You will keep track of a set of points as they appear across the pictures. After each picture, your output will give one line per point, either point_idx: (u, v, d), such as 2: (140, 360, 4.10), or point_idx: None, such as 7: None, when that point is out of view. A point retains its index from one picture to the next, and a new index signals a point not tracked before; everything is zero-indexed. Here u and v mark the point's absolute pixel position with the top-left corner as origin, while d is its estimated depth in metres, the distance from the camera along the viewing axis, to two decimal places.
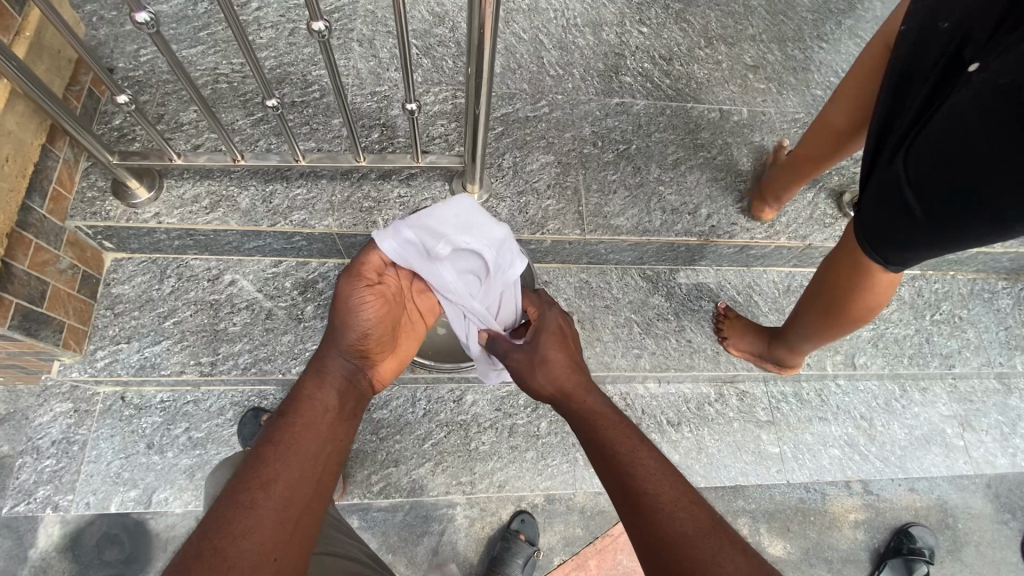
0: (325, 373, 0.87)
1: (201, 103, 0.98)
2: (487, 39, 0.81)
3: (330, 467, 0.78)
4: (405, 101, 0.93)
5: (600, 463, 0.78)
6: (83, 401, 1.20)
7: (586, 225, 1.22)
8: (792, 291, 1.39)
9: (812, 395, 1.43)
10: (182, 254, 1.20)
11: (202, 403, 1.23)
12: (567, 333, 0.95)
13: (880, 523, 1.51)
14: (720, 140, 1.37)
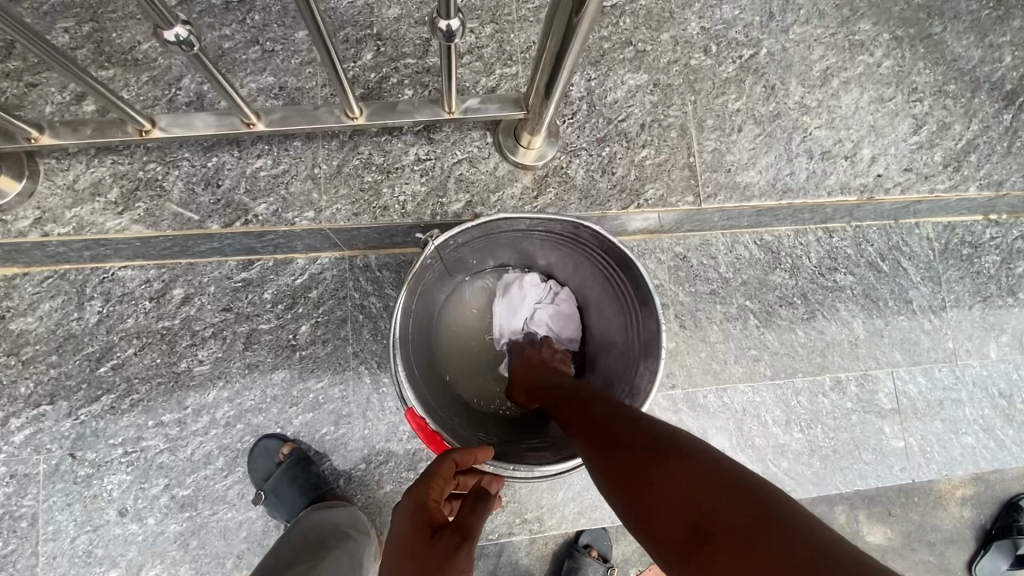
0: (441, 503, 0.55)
1: (52, 58, 0.53)
2: None
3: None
4: (439, 19, 0.51)
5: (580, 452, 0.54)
6: (19, 463, 0.80)
7: (701, 186, 0.81)
8: (950, 250, 1.04)
9: (946, 373, 1.05)
10: (103, 263, 0.82)
11: (182, 451, 0.82)
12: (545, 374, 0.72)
13: (990, 498, 1.31)
14: (886, 34, 0.91)
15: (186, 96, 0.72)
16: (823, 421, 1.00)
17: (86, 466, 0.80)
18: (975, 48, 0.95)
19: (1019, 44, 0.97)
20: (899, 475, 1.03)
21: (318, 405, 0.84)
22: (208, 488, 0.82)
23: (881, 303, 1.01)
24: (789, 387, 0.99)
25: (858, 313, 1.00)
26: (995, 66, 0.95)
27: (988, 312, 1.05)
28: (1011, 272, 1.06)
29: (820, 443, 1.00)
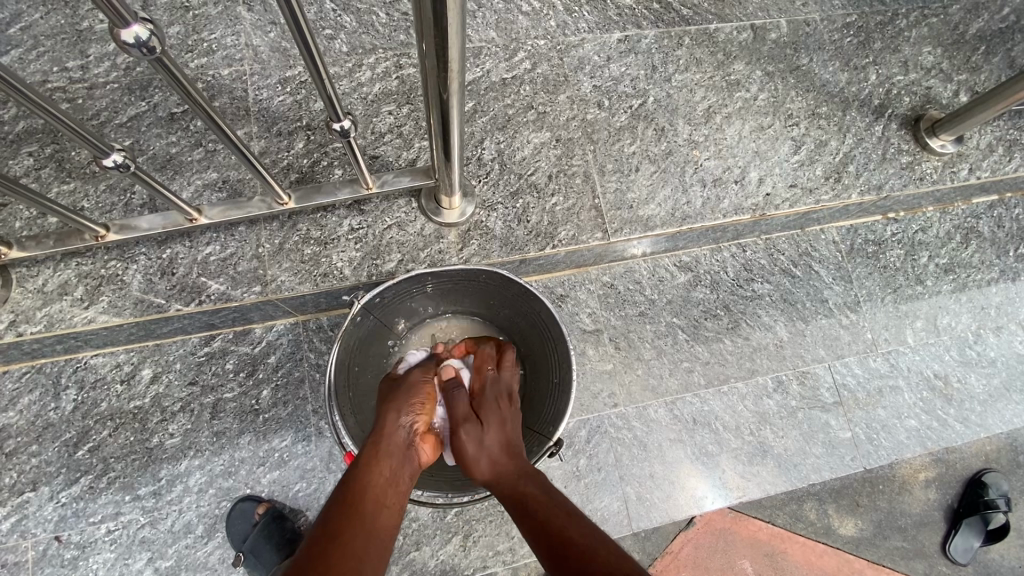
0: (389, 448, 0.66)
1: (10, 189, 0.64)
2: (427, 25, 0.50)
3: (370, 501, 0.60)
4: (332, 119, 0.66)
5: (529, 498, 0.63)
6: (5, 553, 0.84)
7: (608, 224, 0.92)
8: (856, 250, 1.14)
9: (878, 361, 1.13)
10: (76, 353, 0.89)
11: (161, 524, 0.87)
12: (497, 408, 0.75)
13: (953, 476, 1.22)
14: (759, 70, 1.04)
15: (140, 199, 0.82)
16: (770, 422, 1.07)
17: (73, 548, 0.85)
18: (841, 71, 1.06)
19: (881, 64, 1.09)
20: (844, 463, 1.09)
21: (284, 463, 0.91)
22: (189, 556, 0.87)
23: (799, 305, 1.10)
24: (729, 397, 1.06)
25: (779, 317, 1.09)
26: (863, 84, 1.07)
27: (900, 302, 1.14)
28: (915, 264, 1.16)
29: (765, 442, 1.06)
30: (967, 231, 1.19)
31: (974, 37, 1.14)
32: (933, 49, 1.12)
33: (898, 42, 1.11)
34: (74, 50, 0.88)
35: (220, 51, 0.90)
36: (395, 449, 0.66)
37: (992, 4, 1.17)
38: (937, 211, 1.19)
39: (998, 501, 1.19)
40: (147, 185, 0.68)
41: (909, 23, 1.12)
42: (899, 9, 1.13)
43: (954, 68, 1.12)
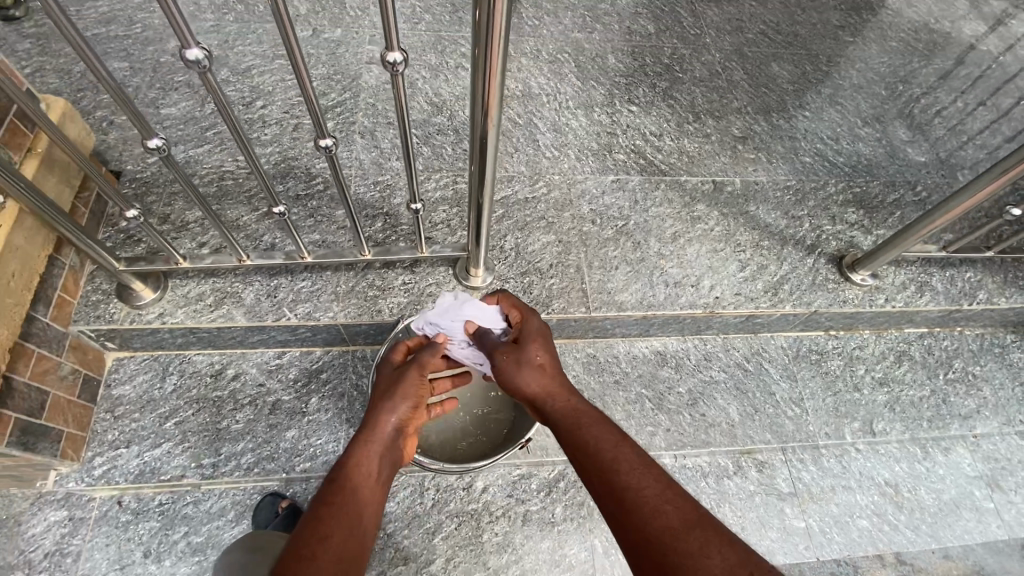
0: (371, 442, 0.81)
1: (208, 214, 1.03)
2: (485, 150, 0.86)
3: (354, 491, 0.74)
4: (411, 202, 1.02)
5: (587, 434, 0.76)
6: (79, 507, 1.06)
7: (591, 302, 1.22)
8: (801, 357, 1.38)
9: (829, 461, 1.31)
10: (184, 350, 1.19)
11: (202, 504, 1.08)
12: (552, 348, 0.90)
13: None
14: (717, 212, 1.40)
15: (265, 245, 1.19)
16: (729, 499, 1.23)
17: (128, 513, 1.06)
18: (781, 219, 1.41)
19: (814, 216, 1.44)
20: (796, 548, 1.22)
21: (316, 457, 1.13)
22: (217, 536, 1.06)
23: (751, 395, 1.32)
24: (687, 463, 1.25)
25: (733, 402, 1.31)
26: (798, 228, 1.41)
27: (840, 404, 1.35)
28: (854, 374, 1.38)
29: (723, 516, 1.22)
30: (900, 353, 1.42)
31: (891, 204, 1.50)
32: (856, 210, 1.47)
33: (827, 203, 1.47)
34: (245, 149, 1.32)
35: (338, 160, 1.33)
36: (385, 450, 0.82)
37: (905, 185, 1.55)
38: (873, 334, 1.44)
39: None
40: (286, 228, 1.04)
41: (837, 191, 1.50)
42: (830, 181, 1.52)
43: (874, 225, 1.45)
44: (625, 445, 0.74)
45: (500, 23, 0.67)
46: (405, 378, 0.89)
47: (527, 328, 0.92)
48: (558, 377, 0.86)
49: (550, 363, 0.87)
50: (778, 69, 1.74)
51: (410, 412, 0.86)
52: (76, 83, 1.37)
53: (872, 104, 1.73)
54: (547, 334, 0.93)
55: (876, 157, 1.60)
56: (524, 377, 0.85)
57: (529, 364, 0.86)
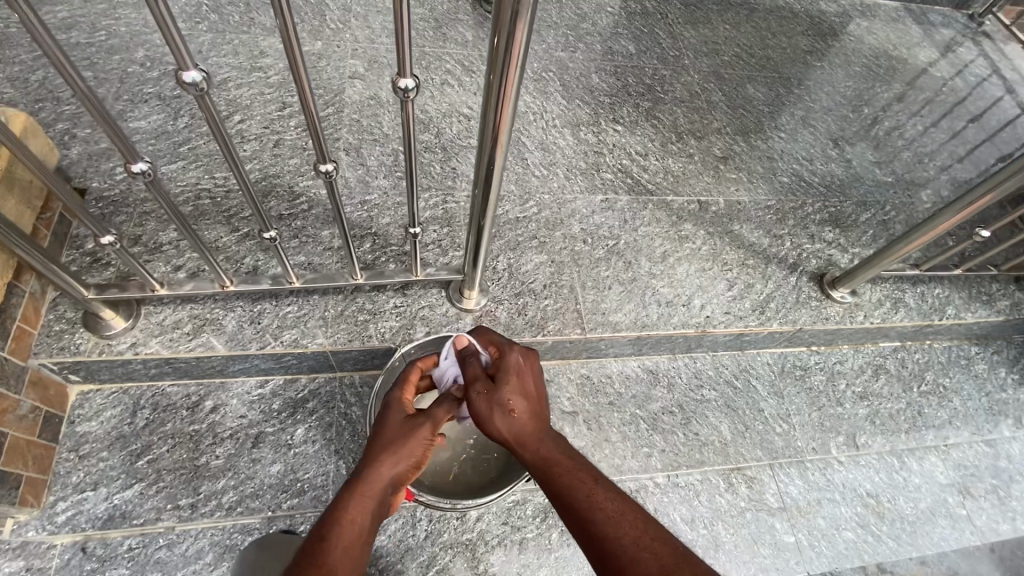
0: (364, 497, 0.77)
1: (192, 238, 0.97)
2: (492, 176, 0.84)
3: (339, 553, 0.72)
4: (410, 226, 0.99)
5: (563, 483, 0.74)
6: (36, 558, 0.96)
7: (586, 323, 1.21)
8: (786, 373, 1.41)
9: (814, 474, 1.34)
10: (157, 381, 1.11)
11: (177, 549, 1.00)
12: (529, 383, 0.84)
13: None
14: (703, 231, 1.42)
15: (247, 267, 1.13)
16: (721, 516, 1.24)
17: (93, 562, 0.97)
18: (764, 237, 1.45)
19: (794, 235, 1.48)
20: (788, 564, 1.23)
21: (303, 492, 1.07)
22: None
23: (740, 412, 1.34)
24: (681, 482, 1.25)
25: (724, 420, 1.32)
26: (780, 247, 1.44)
27: (824, 418, 1.38)
28: (836, 388, 1.42)
29: (717, 535, 1.22)
30: (877, 367, 1.47)
31: (863, 223, 1.56)
32: (833, 229, 1.52)
33: (806, 222, 1.51)
34: (222, 165, 1.25)
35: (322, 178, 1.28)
36: (376, 506, 0.78)
37: (876, 204, 1.62)
38: (851, 349, 1.49)
39: None
40: (275, 252, 0.99)
41: (815, 210, 1.55)
42: (807, 200, 1.57)
43: (850, 243, 1.51)
44: (599, 492, 0.72)
45: (521, 47, 0.65)
46: (414, 429, 0.83)
47: (504, 361, 0.85)
48: (532, 418, 0.81)
49: (529, 403, 0.82)
50: (753, 91, 1.80)
51: (410, 469, 0.82)
52: (33, 93, 1.27)
53: (841, 126, 1.80)
54: (528, 368, 0.86)
55: (848, 177, 1.66)
56: (496, 425, 0.80)
57: (500, 407, 0.80)
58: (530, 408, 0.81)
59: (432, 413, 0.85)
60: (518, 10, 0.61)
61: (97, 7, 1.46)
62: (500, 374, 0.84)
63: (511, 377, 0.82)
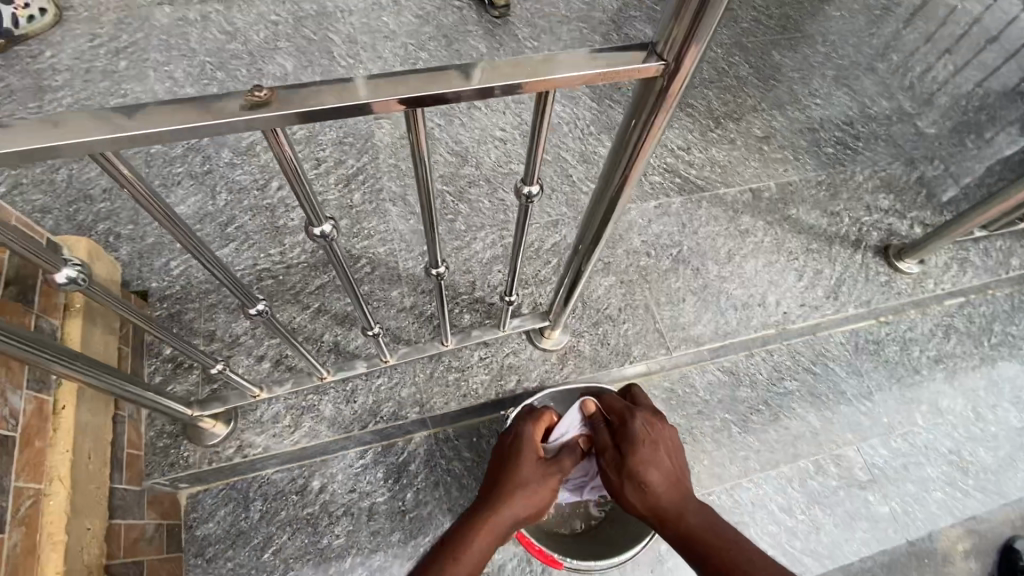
0: (495, 524, 0.85)
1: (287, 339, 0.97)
2: (600, 237, 0.87)
3: (472, 570, 0.79)
4: (506, 292, 1.02)
5: (706, 552, 0.80)
6: None
7: (670, 342, 1.21)
8: (860, 349, 1.42)
9: (899, 442, 1.36)
10: (261, 469, 1.11)
11: None
12: (657, 447, 0.91)
13: None
14: (761, 221, 1.39)
15: (328, 344, 1.11)
16: (819, 501, 1.27)
17: None
18: (822, 217, 1.42)
19: (850, 208, 1.45)
20: (889, 536, 1.27)
21: None
22: None
23: (823, 398, 1.35)
24: (779, 477, 1.27)
25: (809, 408, 1.33)
26: (840, 224, 1.42)
27: (904, 388, 1.40)
28: (910, 356, 1.43)
29: (820, 521, 1.26)
30: (947, 328, 1.48)
31: (915, 183, 1.53)
32: (887, 195, 1.50)
33: (860, 192, 1.49)
34: (275, 239, 1.21)
35: (377, 235, 1.25)
36: (500, 535, 0.85)
37: (924, 160, 1.58)
38: (918, 313, 1.49)
39: None
40: (375, 342, 1.02)
41: (865, 178, 1.52)
42: (856, 168, 1.53)
43: (905, 207, 1.48)
44: (746, 558, 0.77)
45: (651, 142, 0.67)
46: (546, 473, 0.91)
47: (631, 429, 0.92)
48: (665, 488, 0.88)
49: (658, 470, 0.89)
50: (780, 57, 1.74)
51: (532, 511, 0.89)
52: (64, 195, 1.22)
53: (873, 79, 1.75)
54: (653, 434, 0.92)
55: (891, 135, 1.62)
56: (632, 495, 0.88)
57: (631, 477, 0.88)
58: (663, 477, 0.88)
59: (560, 463, 0.94)
60: (657, 118, 0.63)
61: (99, 85, 1.38)
62: (629, 442, 0.91)
63: (641, 447, 0.89)
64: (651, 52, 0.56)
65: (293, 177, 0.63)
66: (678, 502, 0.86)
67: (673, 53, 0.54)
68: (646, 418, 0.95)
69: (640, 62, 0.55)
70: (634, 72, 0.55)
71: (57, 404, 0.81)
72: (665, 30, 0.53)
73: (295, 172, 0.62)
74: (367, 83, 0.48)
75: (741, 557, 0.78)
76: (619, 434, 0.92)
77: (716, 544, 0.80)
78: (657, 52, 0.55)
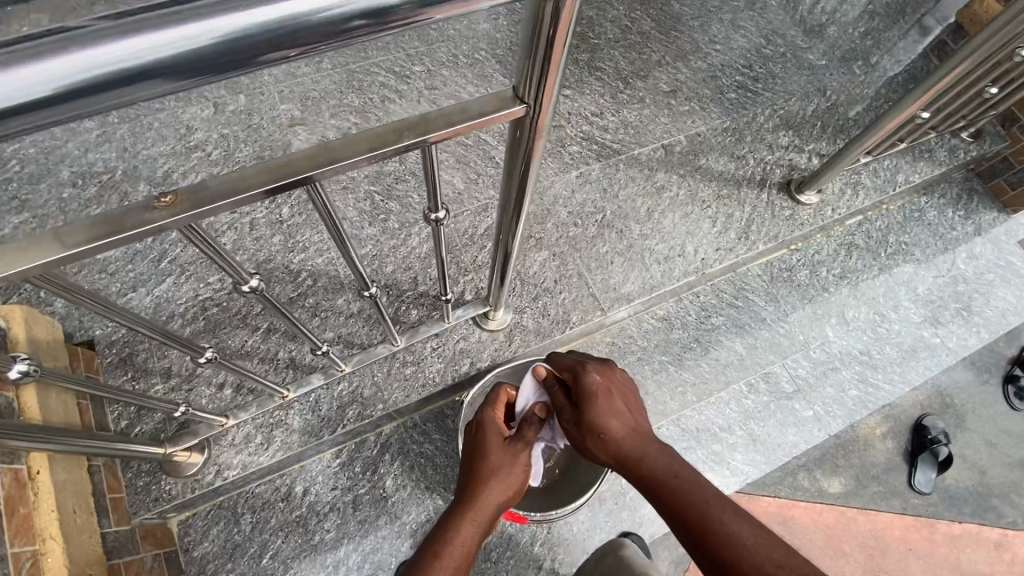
0: (475, 511, 0.86)
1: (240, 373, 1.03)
2: (509, 245, 0.90)
3: (456, 561, 0.80)
4: (442, 296, 1.07)
5: (671, 501, 0.79)
6: None
7: (604, 304, 1.32)
8: (776, 278, 1.57)
9: (817, 353, 1.54)
10: (244, 486, 1.17)
11: None
12: (612, 397, 0.90)
13: (900, 426, 1.61)
14: (676, 175, 1.50)
15: (285, 361, 1.17)
16: (752, 417, 1.45)
17: None
18: (730, 163, 1.53)
19: (754, 150, 1.57)
20: (814, 434, 1.47)
21: (415, 531, 1.20)
22: None
23: (746, 327, 1.50)
24: (715, 402, 1.44)
25: (736, 338, 1.49)
26: (746, 167, 1.54)
27: (815, 307, 1.57)
28: (819, 277, 1.59)
29: (754, 433, 1.44)
30: (849, 246, 1.64)
31: (811, 116, 1.65)
32: (786, 132, 1.62)
33: (762, 133, 1.60)
34: (212, 268, 1.23)
35: (313, 247, 1.28)
36: (483, 520, 0.86)
37: (818, 92, 1.70)
38: (824, 236, 1.64)
39: (938, 436, 1.57)
40: (328, 358, 1.10)
41: (766, 118, 1.63)
42: (758, 110, 1.63)
43: (803, 141, 1.61)
44: (711, 509, 0.75)
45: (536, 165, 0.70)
46: (515, 451, 0.93)
47: (583, 382, 0.91)
48: (624, 436, 0.86)
49: (613, 419, 0.88)
50: (679, 7, 1.79)
51: (510, 492, 0.90)
52: None
53: (768, 18, 1.83)
54: (606, 384, 0.91)
55: (787, 73, 1.73)
56: (591, 447, 0.88)
57: (588, 432, 0.88)
58: (621, 426, 0.87)
59: (528, 437, 0.95)
60: (534, 146, 0.65)
61: None
62: (584, 398, 0.90)
63: (595, 400, 0.88)
64: (514, 95, 0.57)
65: (198, 242, 0.62)
66: (637, 448, 0.85)
67: (532, 96, 0.56)
68: (599, 369, 0.93)
69: (504, 107, 0.56)
70: (502, 117, 0.56)
71: (32, 470, 0.85)
72: (521, 77, 0.55)
73: (203, 242, 0.61)
74: (306, 149, 0.51)
75: (707, 508, 0.75)
76: (576, 390, 0.92)
77: (682, 491, 0.78)
78: (518, 93, 0.57)
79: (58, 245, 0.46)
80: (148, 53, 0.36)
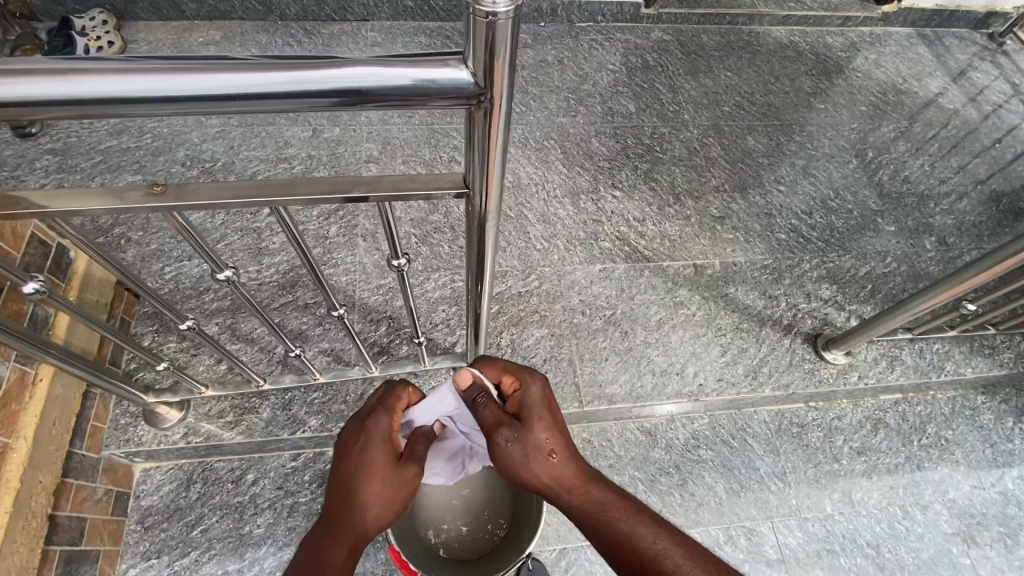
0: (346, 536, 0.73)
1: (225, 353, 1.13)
2: (477, 312, 0.99)
3: None
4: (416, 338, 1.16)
5: (619, 533, 0.73)
6: None
7: (584, 397, 1.34)
8: (783, 430, 1.45)
9: (814, 526, 1.37)
10: (207, 457, 1.22)
11: None
12: (557, 414, 0.82)
13: None
14: (699, 296, 1.50)
15: (278, 355, 1.30)
16: None
17: None
18: (759, 299, 1.52)
19: (789, 294, 1.54)
20: None
21: None
22: None
23: (735, 471, 1.38)
24: None
25: (719, 478, 1.37)
26: (775, 308, 1.51)
27: (820, 475, 1.42)
28: (833, 445, 1.46)
29: None
30: (876, 422, 1.51)
31: (862, 277, 1.60)
32: (830, 286, 1.57)
33: (803, 280, 1.57)
34: (254, 259, 1.40)
35: (342, 266, 1.42)
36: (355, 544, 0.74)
37: (876, 257, 1.65)
38: (850, 403, 1.53)
39: None
40: (301, 363, 1.20)
41: (812, 267, 1.59)
42: (805, 257, 1.61)
43: (847, 299, 1.55)
44: (661, 541, 0.72)
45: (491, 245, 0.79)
46: (401, 471, 0.78)
47: (530, 397, 0.81)
48: (569, 457, 0.78)
49: (560, 438, 0.80)
50: (753, 142, 1.85)
51: (391, 512, 0.77)
52: None
53: (843, 173, 1.83)
54: (549, 399, 0.83)
55: (848, 229, 1.69)
56: (532, 471, 0.77)
57: (534, 450, 0.77)
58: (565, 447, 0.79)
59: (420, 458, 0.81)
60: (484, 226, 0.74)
61: None
62: (530, 415, 0.80)
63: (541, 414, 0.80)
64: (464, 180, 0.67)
65: (187, 234, 0.75)
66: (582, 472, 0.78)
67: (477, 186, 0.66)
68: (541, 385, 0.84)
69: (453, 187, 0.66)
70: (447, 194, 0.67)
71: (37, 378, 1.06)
72: (470, 168, 0.65)
73: (190, 236, 0.76)
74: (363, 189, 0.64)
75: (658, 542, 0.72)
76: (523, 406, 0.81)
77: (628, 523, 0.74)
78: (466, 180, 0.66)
79: (73, 201, 0.61)
80: (256, 84, 0.47)
